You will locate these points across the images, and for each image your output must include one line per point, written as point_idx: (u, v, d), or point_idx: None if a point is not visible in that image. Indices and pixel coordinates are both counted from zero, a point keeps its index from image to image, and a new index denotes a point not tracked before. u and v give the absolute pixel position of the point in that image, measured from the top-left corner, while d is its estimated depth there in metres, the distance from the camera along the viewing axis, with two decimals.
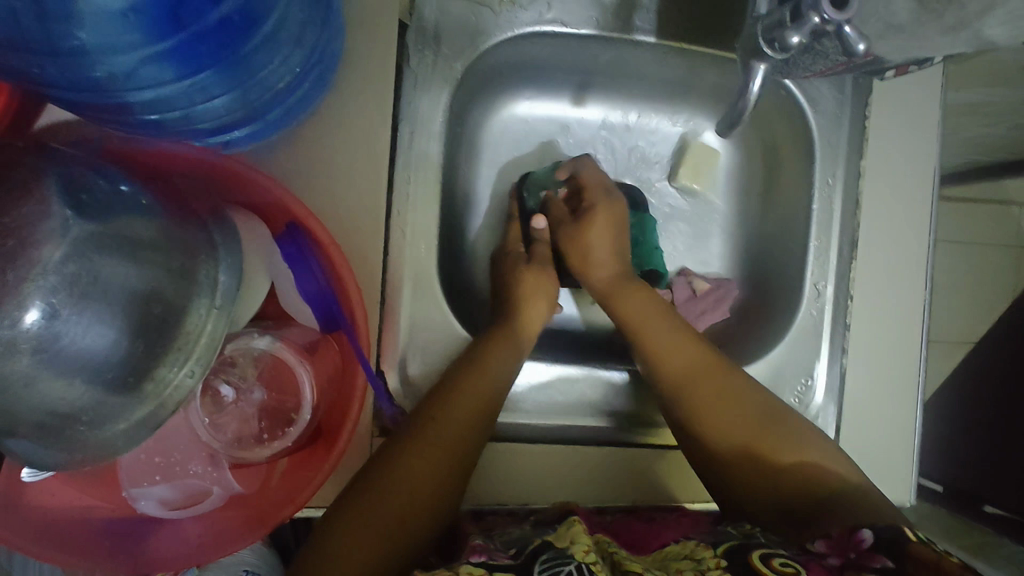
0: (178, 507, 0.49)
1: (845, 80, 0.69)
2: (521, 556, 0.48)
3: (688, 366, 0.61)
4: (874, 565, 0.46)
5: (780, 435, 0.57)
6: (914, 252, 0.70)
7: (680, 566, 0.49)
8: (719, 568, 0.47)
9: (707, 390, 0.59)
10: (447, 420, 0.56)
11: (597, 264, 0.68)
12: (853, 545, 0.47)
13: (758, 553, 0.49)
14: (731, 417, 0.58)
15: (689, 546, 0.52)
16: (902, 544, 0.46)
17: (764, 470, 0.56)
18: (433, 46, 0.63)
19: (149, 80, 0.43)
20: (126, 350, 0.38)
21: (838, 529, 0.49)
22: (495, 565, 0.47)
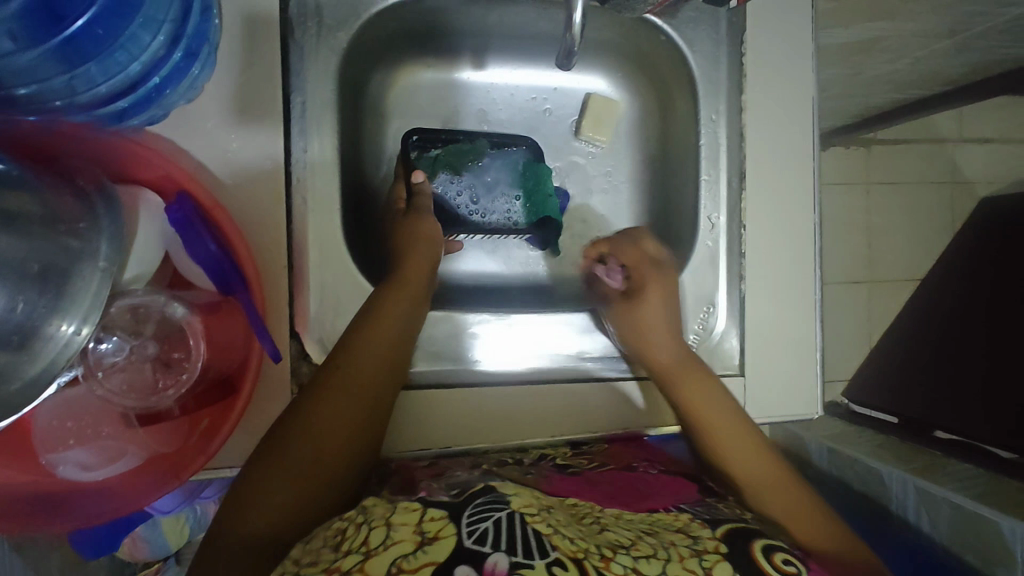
0: (96, 468, 0.53)
1: (719, 19, 0.73)
2: (458, 495, 0.52)
3: (678, 366, 0.69)
4: None
5: (790, 501, 0.62)
6: (799, 179, 0.75)
7: (672, 538, 0.52)
8: (717, 552, 0.51)
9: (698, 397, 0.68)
10: (356, 368, 0.60)
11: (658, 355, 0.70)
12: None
13: (759, 545, 0.53)
14: (764, 467, 0.65)
15: (682, 518, 0.56)
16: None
17: (782, 519, 0.61)
18: (316, 17, 0.65)
19: (9, 49, 0.45)
20: (7, 308, 0.42)
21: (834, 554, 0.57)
22: (430, 503, 0.50)
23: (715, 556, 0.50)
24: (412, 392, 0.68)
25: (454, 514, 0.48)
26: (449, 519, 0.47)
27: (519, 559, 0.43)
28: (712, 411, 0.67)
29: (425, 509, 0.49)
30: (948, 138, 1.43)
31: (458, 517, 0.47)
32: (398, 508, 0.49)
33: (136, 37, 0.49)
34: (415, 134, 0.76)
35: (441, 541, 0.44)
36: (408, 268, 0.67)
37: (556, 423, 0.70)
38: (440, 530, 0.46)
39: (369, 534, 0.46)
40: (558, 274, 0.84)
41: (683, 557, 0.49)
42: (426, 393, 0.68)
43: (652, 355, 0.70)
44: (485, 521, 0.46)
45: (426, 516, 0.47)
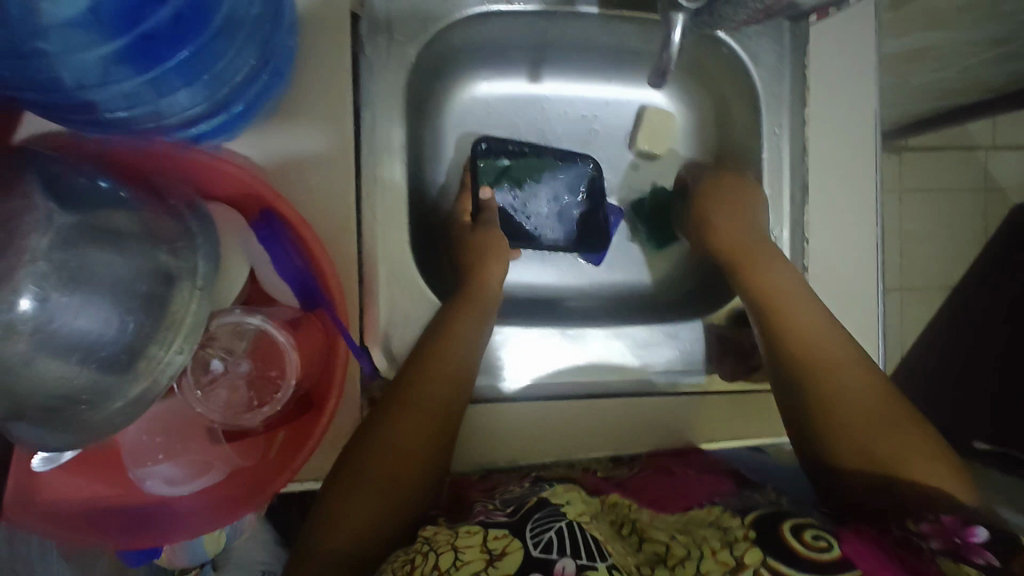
0: (182, 483, 0.53)
1: (781, 32, 0.73)
2: (513, 512, 0.52)
3: (849, 366, 0.62)
4: (979, 560, 0.48)
5: (874, 433, 0.58)
6: (861, 191, 0.74)
7: (706, 533, 0.52)
8: (748, 539, 0.49)
9: (833, 372, 0.61)
10: (427, 385, 0.60)
11: (793, 325, 0.64)
12: (959, 533, 0.50)
13: (789, 523, 0.51)
14: (864, 398, 0.60)
15: (715, 512, 0.55)
16: (1019, 549, 0.49)
17: (876, 455, 0.57)
18: (386, 34, 0.66)
19: (108, 80, 0.47)
20: (117, 329, 0.42)
21: (949, 517, 0.52)
22: (491, 523, 0.51)
23: (745, 545, 0.49)
24: (483, 405, 0.68)
25: (517, 530, 0.49)
26: (512, 535, 0.48)
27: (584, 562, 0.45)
28: (824, 334, 0.63)
29: (486, 530, 0.49)
30: (979, 145, 1.32)
31: (522, 532, 0.49)
32: (459, 532, 0.50)
33: (227, 60, 0.51)
34: (484, 142, 0.77)
35: (510, 555, 0.46)
36: (472, 288, 0.68)
37: (620, 436, 0.70)
38: (507, 546, 0.47)
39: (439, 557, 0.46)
40: (616, 283, 0.83)
41: (715, 552, 0.49)
42: (496, 405, 0.68)
43: (803, 334, 0.63)
44: (548, 531, 0.48)
45: (490, 536, 0.48)
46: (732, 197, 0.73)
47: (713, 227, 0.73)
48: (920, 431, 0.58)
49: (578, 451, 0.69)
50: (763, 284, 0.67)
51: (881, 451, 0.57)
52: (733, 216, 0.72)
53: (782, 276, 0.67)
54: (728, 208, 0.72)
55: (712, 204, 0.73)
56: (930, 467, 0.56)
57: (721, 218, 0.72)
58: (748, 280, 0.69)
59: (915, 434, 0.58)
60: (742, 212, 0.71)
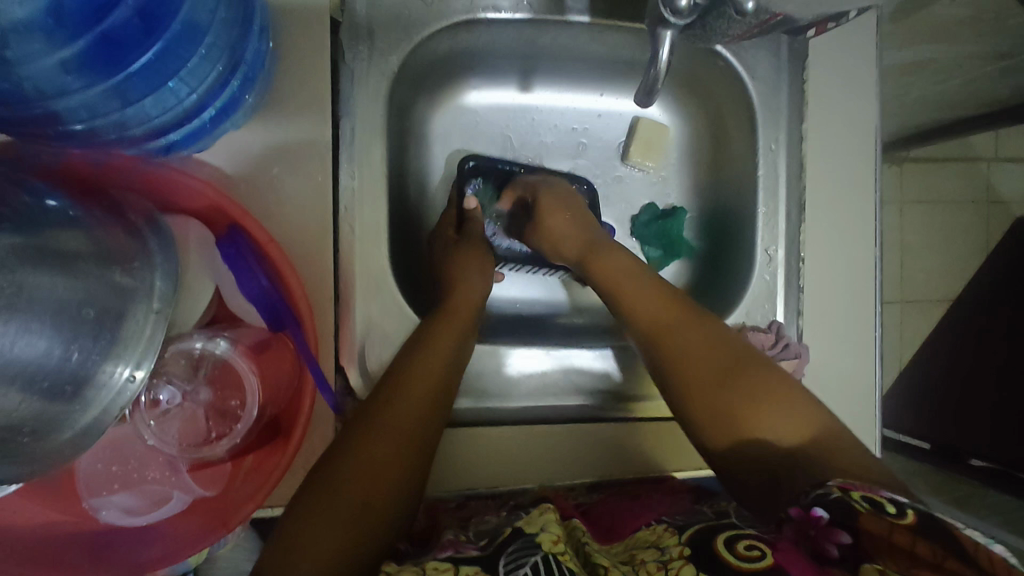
0: (139, 513, 0.51)
1: (779, 45, 0.70)
2: (487, 546, 0.49)
3: (659, 312, 0.61)
4: (833, 548, 0.43)
5: (745, 389, 0.55)
6: (860, 210, 0.72)
7: (645, 556, 0.48)
8: (683, 557, 0.46)
9: (676, 347, 0.59)
10: (401, 404, 0.56)
11: (561, 242, 0.69)
12: (812, 523, 0.44)
13: (724, 536, 0.48)
14: (717, 372, 0.56)
15: (658, 531, 0.52)
16: (856, 514, 0.43)
17: (727, 427, 0.54)
18: (368, 41, 0.63)
19: (69, 87, 0.44)
20: (61, 358, 0.39)
21: (795, 508, 0.46)
22: (462, 559, 0.47)
23: (679, 564, 0.45)
24: (462, 428, 0.65)
25: (490, 566, 0.45)
26: (484, 571, 0.45)
27: None
28: (653, 314, 0.61)
29: (458, 566, 0.46)
30: (982, 157, 1.29)
31: (494, 568, 0.45)
32: (426, 570, 0.46)
33: (198, 68, 0.48)
34: (472, 159, 0.74)
35: None
36: (455, 305, 0.65)
37: (606, 463, 0.67)
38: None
39: None
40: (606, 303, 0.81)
41: (649, 572, 0.45)
42: (475, 428, 0.66)
43: (637, 306, 0.62)
44: (522, 567, 0.44)
45: (461, 573, 0.45)
46: (558, 201, 0.69)
47: (549, 235, 0.69)
48: (778, 382, 0.55)
49: (562, 477, 0.66)
50: (608, 274, 0.65)
51: (742, 416, 0.54)
52: (568, 225, 0.68)
53: (631, 267, 0.65)
54: (568, 212, 0.69)
55: (546, 213, 0.69)
56: (794, 431, 0.52)
57: (557, 222, 0.69)
58: (592, 269, 0.67)
59: (770, 384, 0.55)
60: (577, 220, 0.69)
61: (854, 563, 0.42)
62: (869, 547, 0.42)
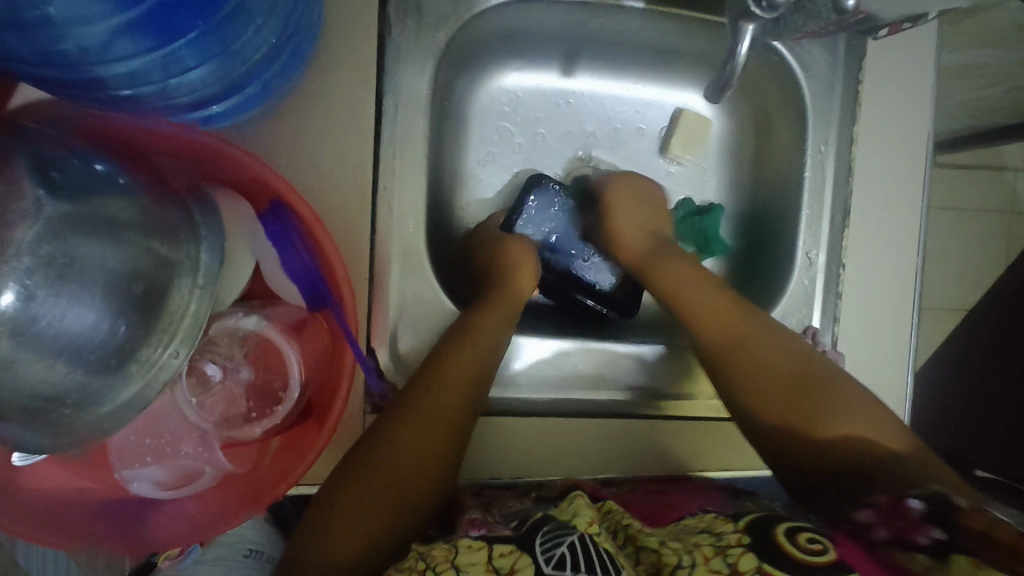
0: (170, 488, 0.50)
1: (837, 43, 0.68)
2: (521, 528, 0.47)
3: (725, 323, 0.60)
4: (922, 540, 0.45)
5: (812, 403, 0.54)
6: (906, 218, 0.70)
7: (698, 540, 0.48)
8: (742, 545, 0.47)
9: (750, 362, 0.58)
10: (442, 393, 0.55)
11: (621, 231, 0.70)
12: (902, 513, 0.47)
13: (783, 527, 0.49)
14: (781, 385, 0.56)
15: (707, 519, 0.52)
16: (954, 512, 0.45)
17: (795, 437, 0.54)
18: (416, 15, 0.61)
19: (122, 53, 0.43)
20: (107, 333, 0.38)
21: (885, 496, 0.49)
22: (496, 538, 0.46)
23: (738, 552, 0.46)
24: (488, 416, 0.64)
25: (525, 544, 0.44)
26: (520, 550, 0.44)
27: None
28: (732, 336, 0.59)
29: (490, 545, 0.44)
30: (1010, 166, 1.27)
31: (530, 547, 0.44)
32: (459, 548, 0.44)
33: (250, 39, 0.47)
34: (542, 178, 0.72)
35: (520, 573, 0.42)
36: (499, 294, 0.63)
37: (633, 459, 0.66)
38: (515, 565, 0.42)
39: None
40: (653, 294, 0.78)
41: (707, 558, 0.45)
42: (501, 417, 0.64)
43: (705, 320, 0.61)
44: (559, 546, 0.44)
45: (495, 552, 0.44)
46: (648, 203, 0.71)
47: (615, 235, 0.70)
48: (849, 390, 0.55)
49: (586, 469, 0.65)
50: (670, 279, 0.64)
51: (814, 424, 0.53)
52: (634, 212, 0.70)
53: (693, 277, 0.64)
54: (643, 208, 0.70)
55: (619, 213, 0.70)
56: (867, 436, 0.52)
57: (627, 220, 0.69)
58: (654, 277, 0.66)
59: (845, 395, 0.54)
60: (643, 220, 0.70)
61: (943, 554, 0.44)
62: (964, 541, 0.44)
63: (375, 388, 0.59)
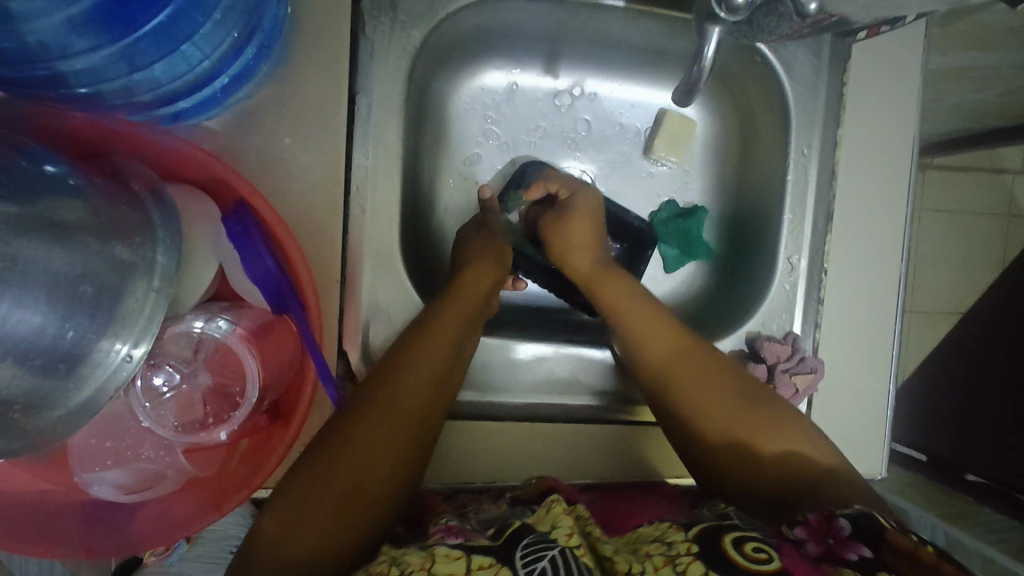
0: (132, 491, 0.49)
1: (821, 45, 0.67)
2: (497, 537, 0.46)
3: (665, 347, 0.60)
4: (852, 556, 0.44)
5: (747, 420, 0.55)
6: (890, 223, 0.69)
7: (650, 549, 0.46)
8: (692, 553, 0.44)
9: (686, 382, 0.58)
10: (403, 386, 0.54)
11: (572, 254, 0.66)
12: (833, 532, 0.46)
13: (732, 535, 0.46)
14: (723, 402, 0.56)
15: (662, 526, 0.50)
16: (878, 531, 0.46)
17: (735, 453, 0.54)
18: (391, 13, 0.60)
19: (79, 48, 0.42)
20: (54, 335, 0.37)
21: (815, 515, 0.48)
22: (472, 547, 0.44)
23: (687, 560, 0.44)
24: (461, 419, 0.64)
25: (504, 556, 0.43)
26: (499, 563, 0.42)
27: None
28: (676, 366, 0.59)
29: (469, 555, 0.43)
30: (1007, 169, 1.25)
31: (509, 559, 0.43)
32: (435, 556, 0.43)
33: (212, 34, 0.46)
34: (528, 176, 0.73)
35: None
36: (466, 288, 0.62)
37: (607, 464, 0.66)
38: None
39: None
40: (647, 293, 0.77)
41: (657, 567, 0.44)
42: (473, 420, 0.64)
43: (648, 344, 0.60)
44: (539, 560, 0.42)
45: (474, 563, 0.42)
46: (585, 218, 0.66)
47: (566, 256, 0.66)
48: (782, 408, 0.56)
49: (562, 474, 0.64)
50: (618, 296, 0.63)
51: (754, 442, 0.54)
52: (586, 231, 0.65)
53: (636, 309, 0.62)
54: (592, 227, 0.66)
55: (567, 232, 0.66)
56: (793, 450, 0.53)
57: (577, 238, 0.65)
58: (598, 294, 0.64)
59: (781, 412, 0.56)
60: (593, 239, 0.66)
61: (872, 568, 0.43)
62: (886, 558, 0.44)
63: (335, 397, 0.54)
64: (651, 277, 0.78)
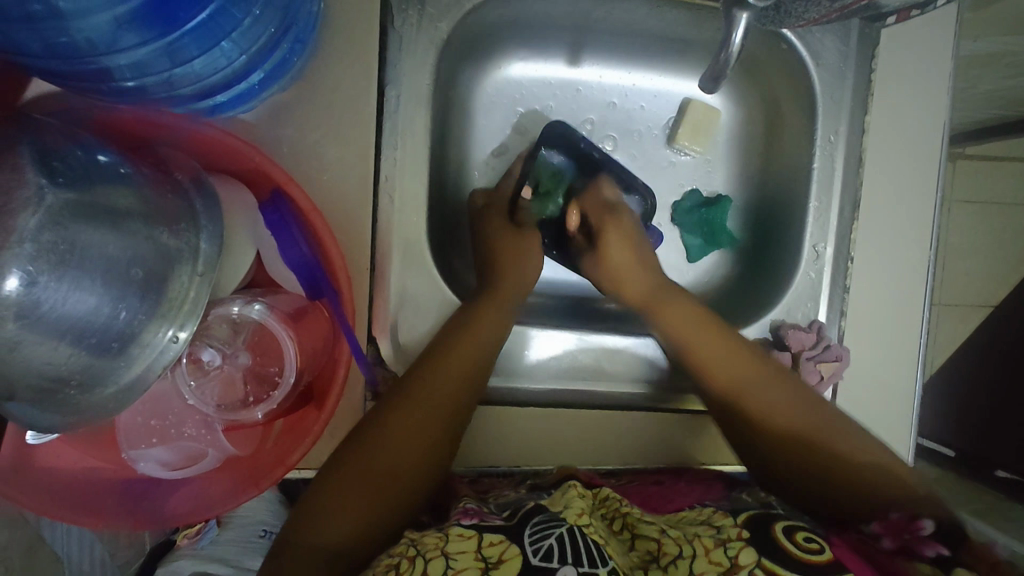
0: (176, 467, 0.52)
1: (849, 31, 0.66)
2: (511, 517, 0.48)
3: (730, 364, 0.60)
4: (928, 553, 0.49)
5: (810, 427, 0.57)
6: (918, 211, 0.69)
7: (698, 531, 0.50)
8: (742, 539, 0.48)
9: (751, 392, 0.59)
10: (435, 379, 0.55)
11: (625, 279, 0.68)
12: (909, 528, 0.50)
13: (782, 523, 0.50)
14: (788, 411, 0.58)
15: (706, 513, 0.54)
16: (956, 532, 0.50)
17: (802, 457, 0.56)
18: (418, 5, 0.61)
19: (126, 45, 0.43)
20: (109, 316, 0.39)
21: (896, 512, 0.52)
22: (485, 527, 0.46)
23: (737, 545, 0.47)
24: (486, 404, 0.65)
25: (514, 534, 0.45)
26: (509, 542, 0.44)
27: (586, 568, 0.42)
28: (726, 372, 0.60)
29: (481, 534, 0.45)
30: None
31: (519, 539, 0.45)
32: (449, 535, 0.45)
33: (250, 30, 0.48)
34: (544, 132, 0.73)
35: (507, 564, 0.42)
36: (501, 287, 0.64)
37: (631, 451, 0.66)
38: (503, 554, 0.43)
39: (430, 569, 0.42)
40: None
41: (708, 550, 0.47)
42: (498, 406, 0.65)
43: (708, 358, 0.61)
44: (548, 537, 0.44)
45: (484, 541, 0.44)
46: (631, 233, 0.68)
47: (616, 277, 0.68)
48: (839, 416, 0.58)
49: (582, 457, 0.65)
50: (672, 317, 0.64)
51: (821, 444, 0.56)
52: (625, 253, 0.68)
53: (693, 310, 0.64)
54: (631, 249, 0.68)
55: (610, 255, 0.68)
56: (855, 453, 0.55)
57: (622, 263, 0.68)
58: (658, 316, 0.65)
59: (837, 417, 0.58)
60: (638, 258, 0.68)
61: (946, 564, 0.47)
62: (961, 556, 0.48)
63: (370, 376, 0.60)
64: (674, 266, 0.78)
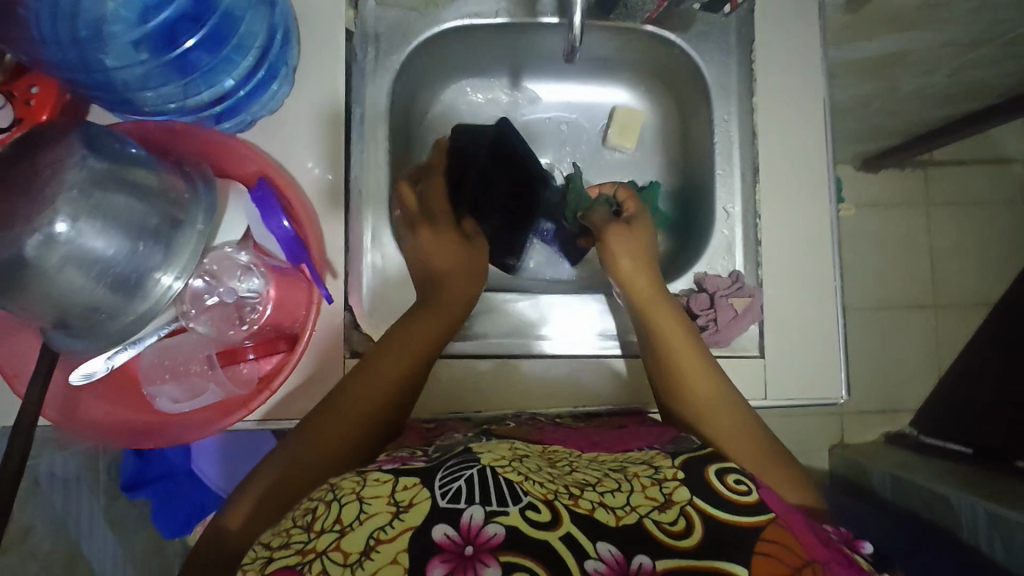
0: (183, 399, 0.63)
1: (728, 32, 0.80)
2: (431, 460, 0.52)
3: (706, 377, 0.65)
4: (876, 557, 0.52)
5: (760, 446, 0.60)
6: (814, 174, 0.77)
7: (637, 470, 0.52)
8: (677, 478, 0.50)
9: (718, 401, 0.63)
10: (387, 366, 0.65)
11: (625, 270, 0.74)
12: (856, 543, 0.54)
13: (715, 467, 0.52)
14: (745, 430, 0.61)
15: (650, 454, 0.56)
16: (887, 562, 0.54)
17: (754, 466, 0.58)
18: (375, 44, 0.78)
19: (132, 60, 0.63)
20: (129, 253, 0.54)
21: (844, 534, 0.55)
22: (401, 471, 0.50)
23: (673, 485, 0.49)
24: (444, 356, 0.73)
25: (427, 478, 0.48)
26: (421, 484, 0.47)
27: (493, 507, 0.44)
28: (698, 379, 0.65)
29: (396, 478, 0.48)
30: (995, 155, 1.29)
31: (430, 479, 0.48)
32: (368, 479, 0.49)
33: (231, 60, 0.65)
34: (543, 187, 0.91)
35: (414, 506, 0.45)
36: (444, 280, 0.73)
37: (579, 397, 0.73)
38: (414, 497, 0.46)
39: (341, 510, 0.46)
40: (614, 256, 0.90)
41: (645, 487, 0.49)
42: (454, 359, 0.73)
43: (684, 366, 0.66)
44: (457, 479, 0.47)
45: (398, 485, 0.47)
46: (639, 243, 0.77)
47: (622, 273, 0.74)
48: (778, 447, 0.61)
49: (541, 405, 0.73)
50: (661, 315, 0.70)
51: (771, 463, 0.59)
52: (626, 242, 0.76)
53: (677, 316, 0.70)
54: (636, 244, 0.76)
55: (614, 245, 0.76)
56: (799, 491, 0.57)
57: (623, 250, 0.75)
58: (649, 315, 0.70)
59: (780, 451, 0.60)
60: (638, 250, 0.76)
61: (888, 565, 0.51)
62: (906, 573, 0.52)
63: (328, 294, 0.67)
64: None
